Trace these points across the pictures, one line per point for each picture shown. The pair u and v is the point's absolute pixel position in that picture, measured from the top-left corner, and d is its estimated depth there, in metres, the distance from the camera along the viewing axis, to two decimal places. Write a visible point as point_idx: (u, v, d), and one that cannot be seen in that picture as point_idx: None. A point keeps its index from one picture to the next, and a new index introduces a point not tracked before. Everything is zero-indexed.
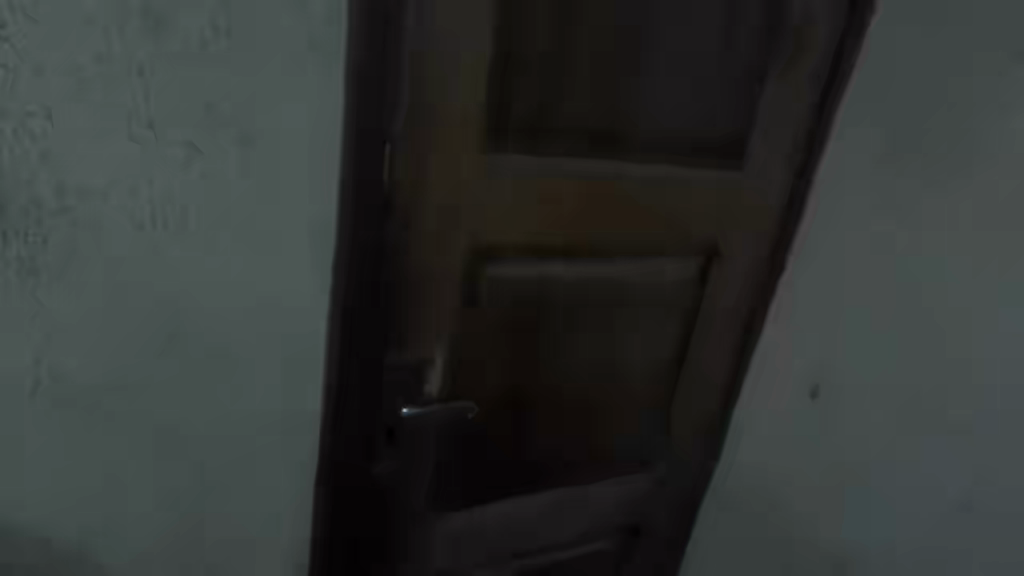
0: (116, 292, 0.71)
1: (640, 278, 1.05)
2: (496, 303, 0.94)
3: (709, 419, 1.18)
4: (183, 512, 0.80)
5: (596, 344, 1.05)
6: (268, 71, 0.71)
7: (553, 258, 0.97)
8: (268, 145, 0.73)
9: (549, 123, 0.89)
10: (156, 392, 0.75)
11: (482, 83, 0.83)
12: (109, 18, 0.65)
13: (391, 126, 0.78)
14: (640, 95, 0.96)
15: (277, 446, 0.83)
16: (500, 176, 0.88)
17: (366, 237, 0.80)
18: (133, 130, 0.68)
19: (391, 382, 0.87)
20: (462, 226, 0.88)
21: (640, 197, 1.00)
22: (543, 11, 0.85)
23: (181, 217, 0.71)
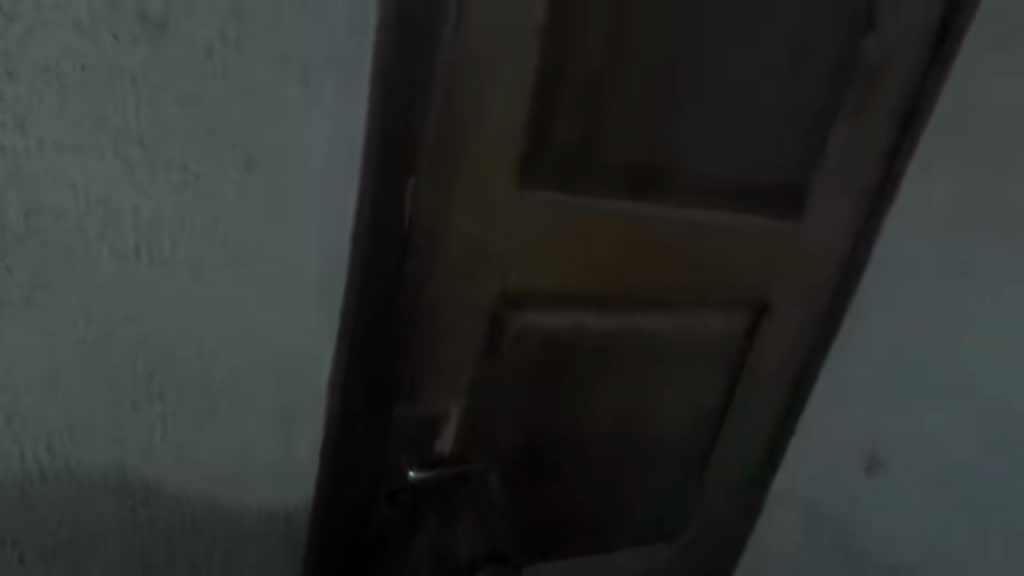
0: (95, 324, 0.58)
1: (673, 332, 0.95)
2: (522, 343, 0.85)
3: (750, 476, 1.12)
4: (150, 562, 0.69)
5: (626, 392, 0.96)
6: (276, 84, 0.56)
7: (587, 305, 0.87)
8: (274, 166, 0.58)
9: (591, 157, 0.79)
10: (136, 436, 0.64)
11: (523, 103, 0.72)
12: (99, 19, 0.50)
13: (421, 133, 0.69)
14: (674, 137, 0.83)
15: (269, 493, 0.72)
16: (536, 203, 0.78)
17: (377, 264, 0.70)
18: (120, 150, 0.53)
19: (400, 432, 0.81)
20: (491, 261, 0.78)
21: (681, 242, 0.88)
22: (596, 29, 0.74)
23: (171, 246, 0.58)
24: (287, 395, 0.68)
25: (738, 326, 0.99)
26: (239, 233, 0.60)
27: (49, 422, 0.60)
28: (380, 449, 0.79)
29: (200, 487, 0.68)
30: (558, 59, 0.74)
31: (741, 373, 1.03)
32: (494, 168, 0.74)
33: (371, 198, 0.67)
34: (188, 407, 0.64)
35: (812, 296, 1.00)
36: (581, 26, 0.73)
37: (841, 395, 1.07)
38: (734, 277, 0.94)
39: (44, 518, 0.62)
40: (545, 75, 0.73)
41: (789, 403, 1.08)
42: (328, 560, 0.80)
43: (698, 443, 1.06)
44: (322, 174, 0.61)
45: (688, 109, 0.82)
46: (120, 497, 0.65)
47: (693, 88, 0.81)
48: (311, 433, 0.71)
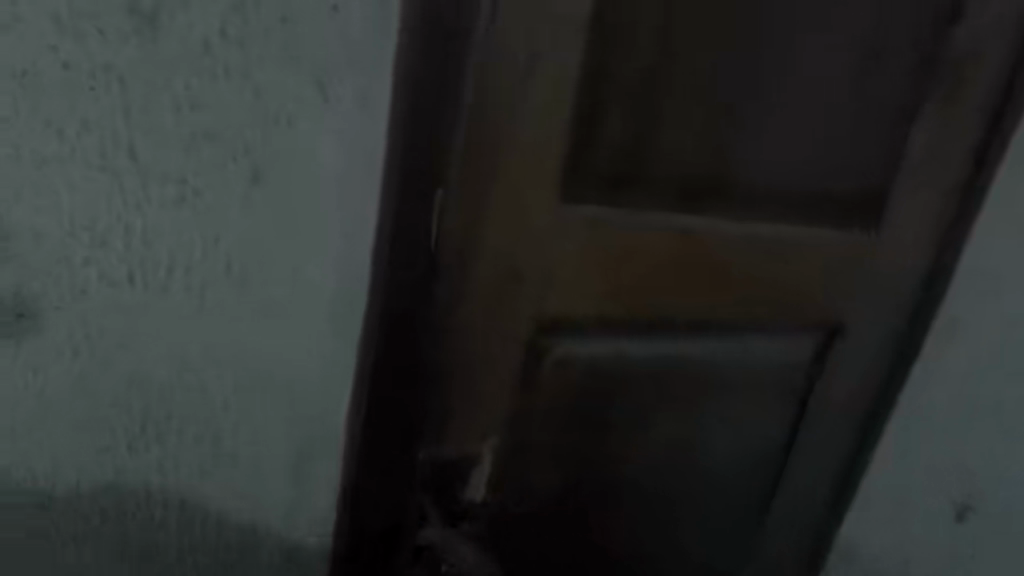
0: (86, 355, 0.52)
1: (723, 355, 0.81)
2: (560, 370, 0.75)
3: (817, 525, 0.93)
4: None
5: (682, 424, 0.83)
6: (284, 85, 0.49)
7: (635, 329, 0.76)
8: (283, 181, 0.51)
9: (641, 164, 0.70)
10: (131, 481, 0.57)
11: (564, 104, 0.64)
12: (84, 12, 0.44)
13: (450, 144, 0.63)
14: (734, 142, 0.73)
15: (278, 546, 0.63)
16: (576, 214, 0.68)
17: (399, 280, 0.66)
18: (106, 162, 0.48)
19: (426, 468, 0.74)
20: (526, 280, 0.70)
21: (736, 257, 0.76)
22: (648, 22, 0.66)
23: (165, 270, 0.51)
24: (304, 437, 0.60)
25: (805, 348, 0.83)
26: (241, 255, 0.53)
27: (37, 459, 0.55)
28: (405, 488, 0.73)
29: (199, 542, 0.61)
30: (607, 56, 0.65)
31: (806, 397, 0.86)
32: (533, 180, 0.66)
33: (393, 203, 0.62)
34: (186, 450, 0.58)
35: (885, 308, 0.82)
36: (630, 20, 0.65)
37: (907, 420, 0.87)
38: (811, 295, 0.80)
39: (34, 567, 0.57)
40: (591, 72, 0.65)
41: (863, 440, 0.89)
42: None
43: (751, 479, 0.89)
44: (336, 188, 0.53)
45: (751, 111, 0.72)
46: (111, 542, 0.58)
47: (753, 86, 0.71)
48: (324, 481, 0.63)
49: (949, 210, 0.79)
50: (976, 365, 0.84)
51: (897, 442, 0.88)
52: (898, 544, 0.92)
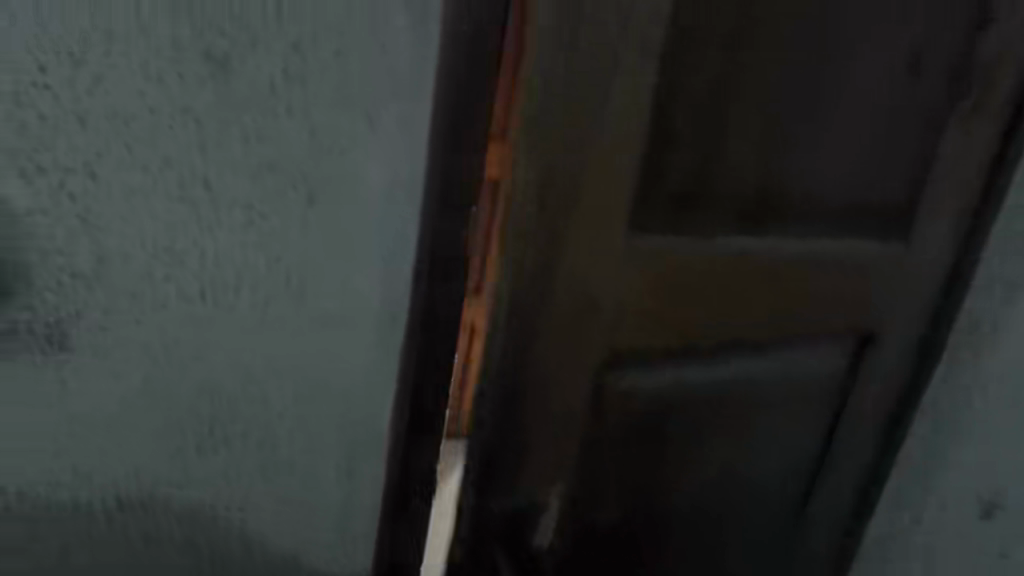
0: (163, 365, 0.58)
1: (770, 368, 0.85)
2: (623, 385, 0.79)
3: (844, 525, 1.00)
4: None
5: (730, 437, 0.87)
6: (339, 118, 0.54)
7: (693, 345, 0.80)
8: (338, 204, 0.57)
9: (703, 185, 0.74)
10: (198, 482, 0.62)
11: (637, 125, 0.67)
12: (167, 61, 0.50)
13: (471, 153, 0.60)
14: (789, 160, 0.76)
15: (330, 544, 0.68)
16: (642, 241, 0.73)
17: (434, 293, 0.63)
18: (185, 192, 0.53)
19: (497, 520, 0.79)
20: (596, 301, 0.73)
21: (783, 278, 0.81)
22: (716, 47, 0.69)
23: (233, 287, 0.57)
24: (355, 438, 0.65)
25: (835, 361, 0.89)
26: (301, 272, 0.58)
27: (116, 461, 0.60)
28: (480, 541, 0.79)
29: (258, 541, 0.66)
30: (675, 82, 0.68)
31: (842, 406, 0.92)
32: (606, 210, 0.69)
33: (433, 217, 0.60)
34: (249, 452, 0.63)
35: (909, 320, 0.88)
36: (702, 45, 0.68)
37: (940, 424, 0.93)
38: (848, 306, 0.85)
39: (110, 563, 0.62)
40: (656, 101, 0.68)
41: (880, 443, 0.96)
42: None
43: (787, 489, 0.94)
44: (385, 209, 0.58)
45: (803, 132, 0.76)
46: (178, 539, 0.63)
47: (807, 104, 0.75)
48: (372, 482, 0.67)
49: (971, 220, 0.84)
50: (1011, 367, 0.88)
51: (924, 444, 0.94)
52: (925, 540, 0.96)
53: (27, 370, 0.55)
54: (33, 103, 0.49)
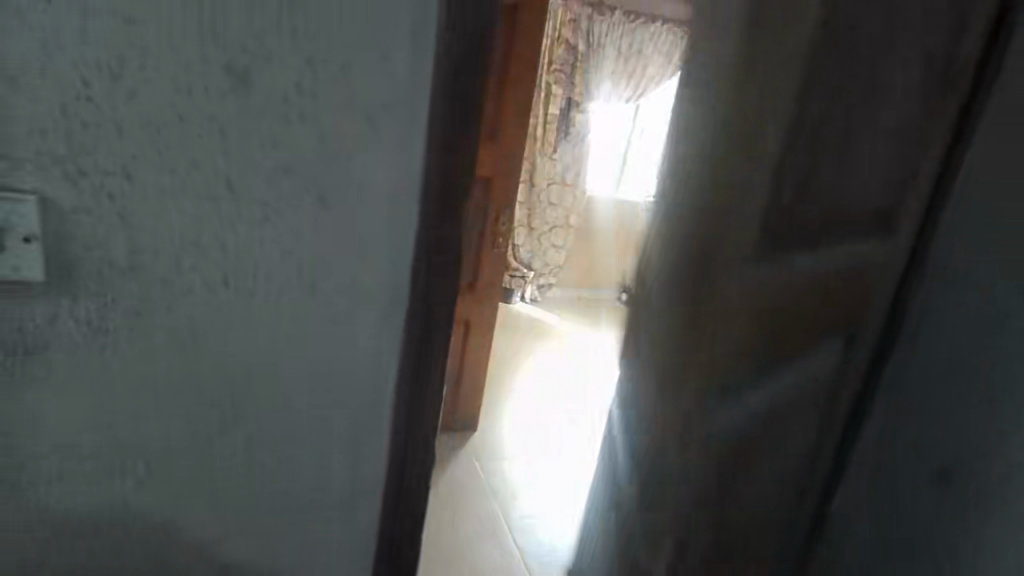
0: (190, 347, 0.64)
1: (800, 353, 1.07)
2: (728, 358, 1.12)
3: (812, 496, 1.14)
4: (233, 557, 0.75)
5: (763, 402, 1.12)
6: (345, 126, 0.60)
7: (761, 334, 1.08)
8: (345, 202, 0.62)
9: (782, 205, 1.00)
10: (222, 452, 0.69)
11: (778, 164, 0.99)
12: (194, 75, 0.56)
13: (463, 155, 0.62)
14: (829, 172, 0.98)
15: (341, 506, 0.75)
16: (735, 279, 1.06)
17: (432, 290, 0.66)
18: (210, 191, 0.60)
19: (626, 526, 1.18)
20: (728, 311, 1.09)
21: (806, 287, 1.04)
22: (789, 83, 0.96)
23: (251, 277, 0.63)
24: (363, 417, 0.71)
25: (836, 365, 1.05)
26: (313, 264, 0.64)
27: (148, 433, 0.67)
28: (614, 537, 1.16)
29: (276, 502, 0.73)
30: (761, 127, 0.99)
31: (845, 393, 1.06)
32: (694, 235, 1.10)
33: (429, 216, 0.63)
34: (267, 427, 0.69)
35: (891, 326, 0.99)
36: (800, 83, 0.95)
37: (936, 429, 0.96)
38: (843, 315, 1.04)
39: (146, 519, 0.70)
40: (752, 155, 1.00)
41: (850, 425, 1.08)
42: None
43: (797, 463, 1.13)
44: (388, 207, 0.63)
45: (834, 143, 0.96)
46: (205, 498, 0.71)
47: (846, 125, 0.95)
48: (378, 455, 0.73)
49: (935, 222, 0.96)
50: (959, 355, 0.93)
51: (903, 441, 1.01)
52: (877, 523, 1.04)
53: (69, 350, 0.62)
54: (79, 113, 0.55)
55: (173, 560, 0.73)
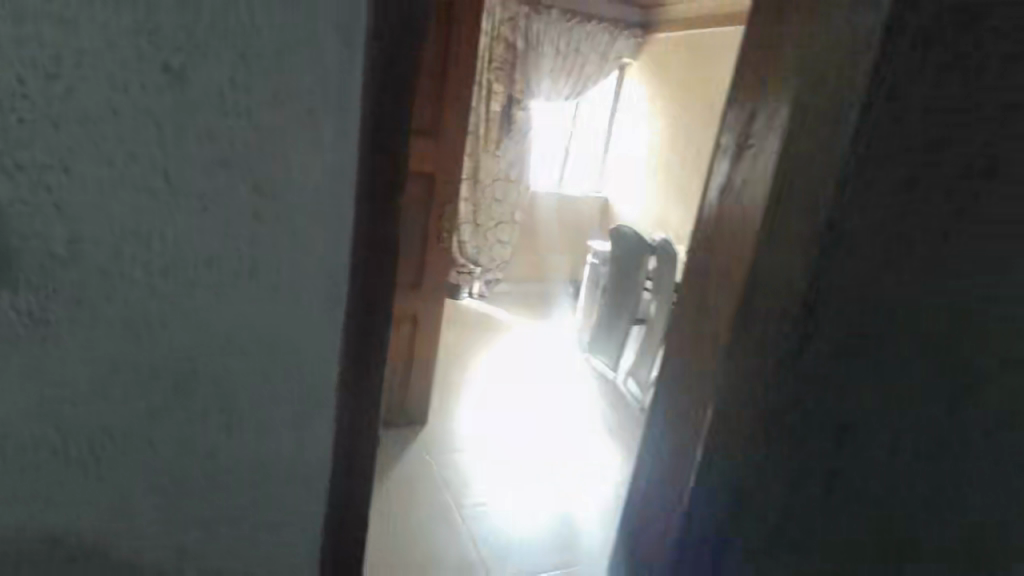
0: (133, 335, 0.67)
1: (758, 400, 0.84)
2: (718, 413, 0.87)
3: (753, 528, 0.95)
4: (182, 541, 0.77)
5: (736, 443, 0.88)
6: (279, 120, 0.63)
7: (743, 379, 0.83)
8: (282, 193, 0.65)
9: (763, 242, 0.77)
10: (169, 439, 0.72)
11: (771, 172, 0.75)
12: (130, 73, 0.59)
13: (395, 151, 0.67)
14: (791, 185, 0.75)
15: (287, 489, 0.77)
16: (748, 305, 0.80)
17: (369, 283, 0.71)
18: (149, 184, 0.62)
19: None
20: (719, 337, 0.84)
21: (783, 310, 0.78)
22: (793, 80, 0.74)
23: (192, 266, 0.66)
24: (308, 400, 0.74)
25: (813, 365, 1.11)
26: (252, 254, 0.67)
27: (91, 420, 0.68)
28: None
29: (222, 487, 0.75)
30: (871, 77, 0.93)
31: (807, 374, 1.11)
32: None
33: (363, 212, 0.68)
34: (214, 412, 0.72)
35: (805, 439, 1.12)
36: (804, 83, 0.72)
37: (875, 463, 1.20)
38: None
39: (92, 508, 0.72)
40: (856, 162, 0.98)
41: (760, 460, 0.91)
42: None
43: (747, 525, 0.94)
44: (324, 196, 0.66)
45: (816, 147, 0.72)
46: (152, 485, 0.73)
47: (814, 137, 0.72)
48: (324, 437, 0.76)
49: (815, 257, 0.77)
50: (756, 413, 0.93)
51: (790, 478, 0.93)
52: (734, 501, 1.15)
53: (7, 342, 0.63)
54: (14, 109, 0.57)
55: (122, 548, 0.75)
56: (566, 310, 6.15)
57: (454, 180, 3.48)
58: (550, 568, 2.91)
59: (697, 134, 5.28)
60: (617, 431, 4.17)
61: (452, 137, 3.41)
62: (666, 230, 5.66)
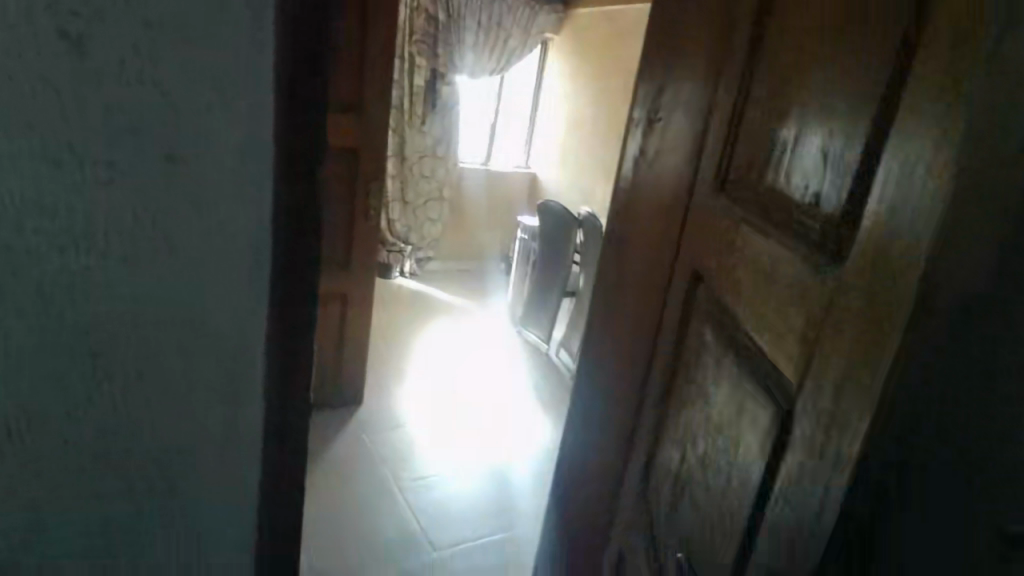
0: (44, 312, 0.66)
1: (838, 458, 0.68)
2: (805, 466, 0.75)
3: (684, 424, 1.26)
4: (107, 525, 0.75)
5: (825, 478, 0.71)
6: (187, 87, 0.62)
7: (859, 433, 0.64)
8: (194, 165, 0.64)
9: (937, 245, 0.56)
10: (88, 416, 0.70)
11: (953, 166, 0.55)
12: (23, 41, 0.58)
13: (318, 115, 0.67)
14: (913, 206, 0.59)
15: (216, 466, 0.77)
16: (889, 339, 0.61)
17: (294, 255, 0.71)
18: (51, 155, 0.61)
19: (603, 433, 1.77)
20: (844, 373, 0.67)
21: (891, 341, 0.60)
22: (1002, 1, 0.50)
23: (100, 239, 0.65)
24: (233, 375, 0.73)
25: (762, 377, 0.92)
26: (165, 227, 0.66)
27: (4, 399, 0.67)
28: (616, 440, 1.68)
29: (145, 468, 0.74)
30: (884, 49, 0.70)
31: (897, 401, 0.61)
32: (872, 270, 0.65)
33: (282, 182, 0.67)
34: (133, 387, 0.71)
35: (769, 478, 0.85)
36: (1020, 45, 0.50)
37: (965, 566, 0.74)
38: (807, 342, 0.78)
39: (10, 489, 0.71)
40: (845, 158, 0.77)
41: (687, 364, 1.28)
42: (593, 489, 1.82)
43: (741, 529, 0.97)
44: (239, 165, 0.65)
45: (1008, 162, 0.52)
46: (70, 466, 0.71)
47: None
48: (254, 413, 0.75)
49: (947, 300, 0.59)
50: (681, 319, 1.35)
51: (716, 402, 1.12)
52: (654, 388, 1.45)
53: None
54: None
55: (44, 532, 0.73)
56: (499, 286, 6.22)
57: (379, 156, 3.45)
58: (489, 532, 3.02)
59: (615, 109, 5.43)
60: (550, 401, 4.29)
61: (375, 112, 3.37)
62: (591, 204, 5.81)
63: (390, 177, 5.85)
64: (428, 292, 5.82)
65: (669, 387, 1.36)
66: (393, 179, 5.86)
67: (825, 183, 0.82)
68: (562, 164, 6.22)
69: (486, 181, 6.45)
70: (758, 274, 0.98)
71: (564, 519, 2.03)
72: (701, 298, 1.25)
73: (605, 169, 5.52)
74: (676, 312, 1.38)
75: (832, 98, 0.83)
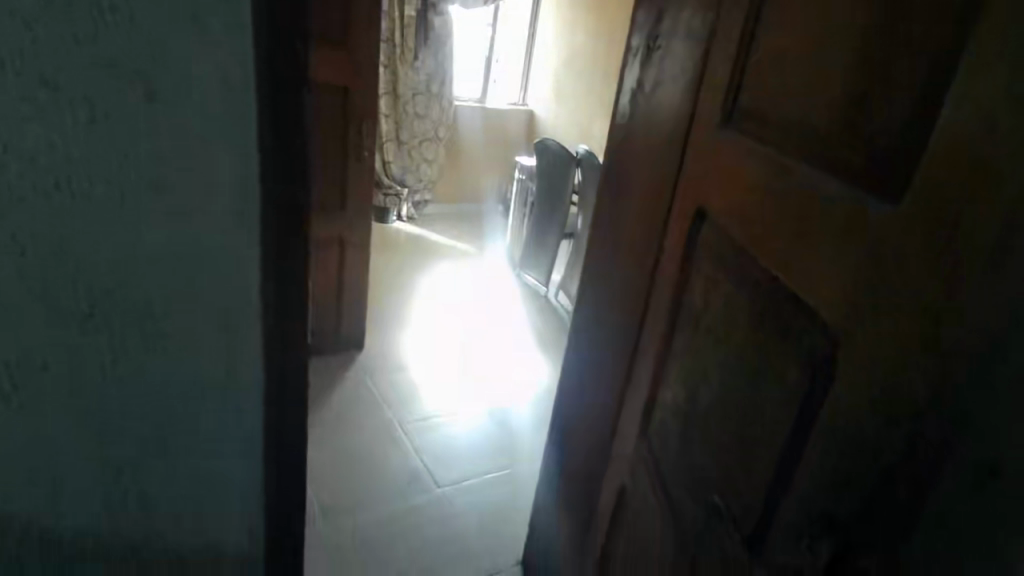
0: (34, 257, 0.65)
1: (884, 399, 0.71)
2: (847, 409, 0.78)
3: (691, 365, 1.26)
4: (116, 466, 0.77)
5: (866, 416, 0.74)
6: (163, 19, 0.59)
7: (904, 374, 0.68)
8: (176, 103, 0.62)
9: (990, 199, 0.58)
10: (89, 362, 0.71)
11: (1010, 119, 0.56)
12: None
13: (302, 51, 0.66)
14: (969, 163, 0.61)
15: (217, 410, 0.77)
16: (941, 287, 0.63)
17: (282, 194, 0.70)
18: (29, 93, 0.60)
19: (602, 372, 1.80)
20: (893, 319, 0.70)
21: (940, 289, 0.63)
22: None
23: (84, 181, 0.64)
24: (229, 319, 0.73)
25: (796, 323, 0.92)
26: (152, 168, 0.64)
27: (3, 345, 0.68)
28: (616, 379, 1.70)
29: (149, 411, 0.75)
30: (948, 9, 0.67)
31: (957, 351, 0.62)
32: (925, 219, 0.66)
33: (268, 141, 0.66)
34: (131, 333, 0.71)
35: (807, 427, 0.88)
36: None
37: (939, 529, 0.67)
38: (848, 285, 0.79)
39: (17, 433, 0.72)
40: (901, 102, 0.75)
41: (691, 304, 1.28)
42: (594, 427, 1.86)
43: (759, 470, 0.99)
44: (221, 102, 0.63)
45: None
46: (75, 411, 0.73)
47: None
48: (251, 358, 0.76)
49: (990, 259, 0.58)
50: (684, 255, 1.34)
51: (724, 344, 1.13)
52: (654, 325, 1.46)
53: None
54: None
55: (54, 476, 0.75)
56: (497, 229, 6.19)
57: (370, 93, 3.36)
58: (490, 470, 3.12)
59: (612, 40, 5.25)
60: (549, 342, 4.34)
61: (363, 46, 3.25)
62: (588, 141, 5.70)
63: (384, 117, 5.70)
64: (427, 236, 5.78)
65: (671, 324, 1.37)
66: (386, 118, 5.71)
67: (867, 119, 0.81)
68: (558, 101, 6.06)
69: (482, 120, 6.30)
70: (777, 213, 0.97)
71: (565, 457, 2.09)
72: (704, 232, 1.25)
73: (603, 105, 5.38)
74: (677, 250, 1.37)
75: (874, 33, 0.80)
